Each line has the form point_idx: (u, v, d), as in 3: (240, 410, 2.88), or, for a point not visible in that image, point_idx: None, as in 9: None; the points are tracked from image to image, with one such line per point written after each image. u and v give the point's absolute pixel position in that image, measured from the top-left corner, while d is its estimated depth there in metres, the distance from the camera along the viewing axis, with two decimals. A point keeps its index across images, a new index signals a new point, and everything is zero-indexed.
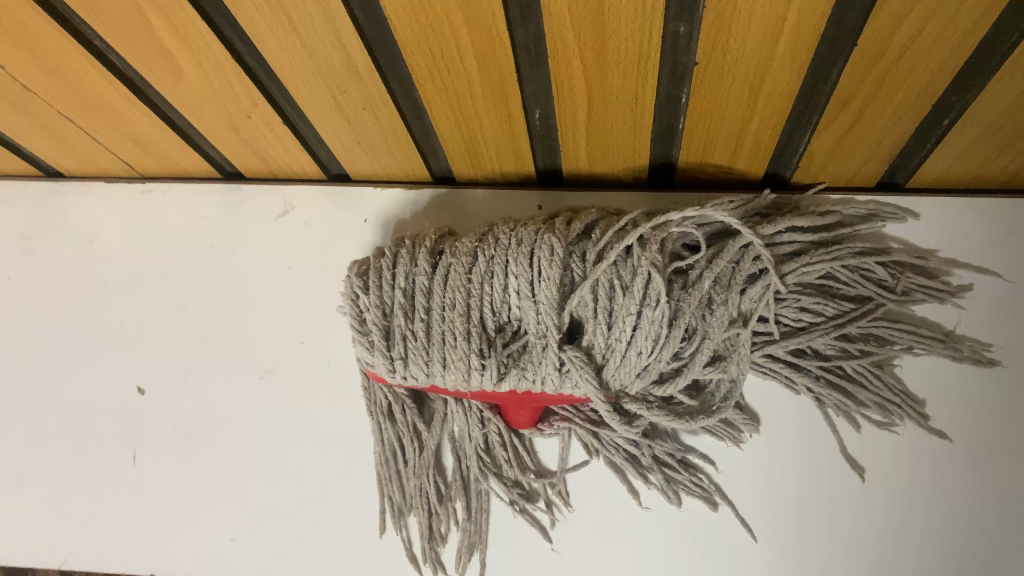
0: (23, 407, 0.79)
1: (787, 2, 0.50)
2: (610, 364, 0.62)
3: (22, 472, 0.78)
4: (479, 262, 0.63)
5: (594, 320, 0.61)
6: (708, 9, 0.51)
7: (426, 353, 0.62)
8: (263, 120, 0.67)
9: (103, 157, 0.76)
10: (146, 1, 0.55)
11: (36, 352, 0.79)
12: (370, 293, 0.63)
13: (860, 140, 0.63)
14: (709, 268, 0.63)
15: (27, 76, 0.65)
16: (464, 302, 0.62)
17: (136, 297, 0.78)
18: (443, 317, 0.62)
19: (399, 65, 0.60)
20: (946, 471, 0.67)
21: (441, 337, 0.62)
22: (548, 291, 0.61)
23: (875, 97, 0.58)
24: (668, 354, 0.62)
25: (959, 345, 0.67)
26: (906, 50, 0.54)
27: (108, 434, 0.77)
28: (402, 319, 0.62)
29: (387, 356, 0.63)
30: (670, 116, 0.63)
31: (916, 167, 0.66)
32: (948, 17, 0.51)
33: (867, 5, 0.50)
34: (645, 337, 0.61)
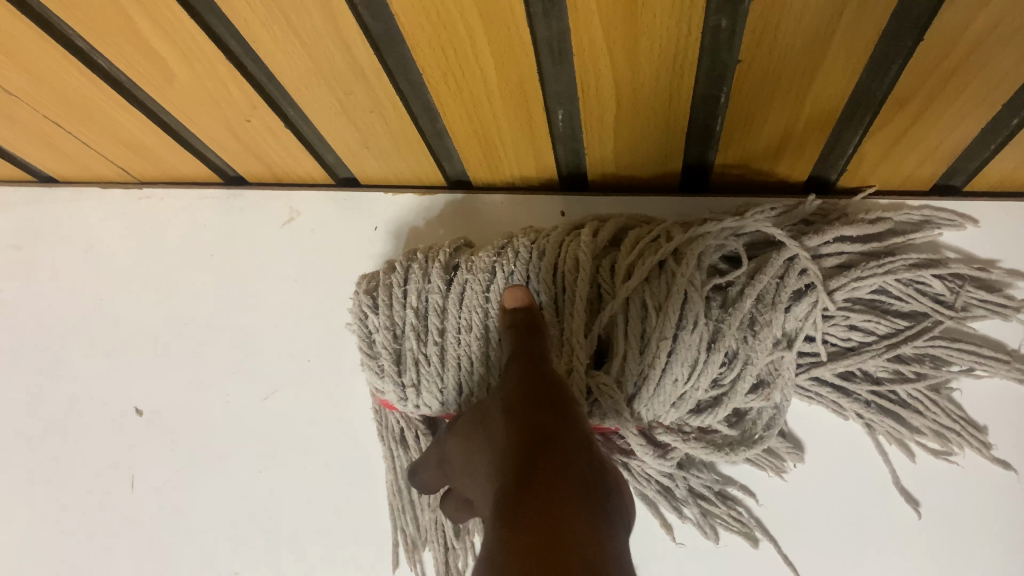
0: (17, 428, 0.75)
1: None
2: (643, 394, 0.56)
3: (24, 492, 0.75)
4: (498, 279, 0.57)
5: (625, 344, 0.56)
6: (756, 2, 0.45)
7: (441, 379, 0.58)
8: (263, 124, 0.62)
9: (97, 163, 0.71)
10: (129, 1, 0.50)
11: (29, 370, 0.75)
12: (382, 314, 0.59)
13: (917, 142, 0.57)
14: (752, 285, 0.57)
15: (9, 80, 0.60)
16: (480, 324, 0.57)
17: (133, 313, 0.74)
18: (460, 340, 0.57)
19: (408, 64, 0.54)
20: (1008, 503, 0.61)
21: (456, 362, 0.57)
22: (576, 310, 0.56)
23: (938, 95, 0.52)
24: (704, 383, 0.56)
25: None
26: (978, 45, 0.48)
27: (105, 457, 0.73)
28: (415, 343, 0.58)
29: (396, 382, 0.58)
30: (707, 117, 0.57)
31: (977, 169, 0.60)
32: None
33: None
34: (681, 363, 0.55)
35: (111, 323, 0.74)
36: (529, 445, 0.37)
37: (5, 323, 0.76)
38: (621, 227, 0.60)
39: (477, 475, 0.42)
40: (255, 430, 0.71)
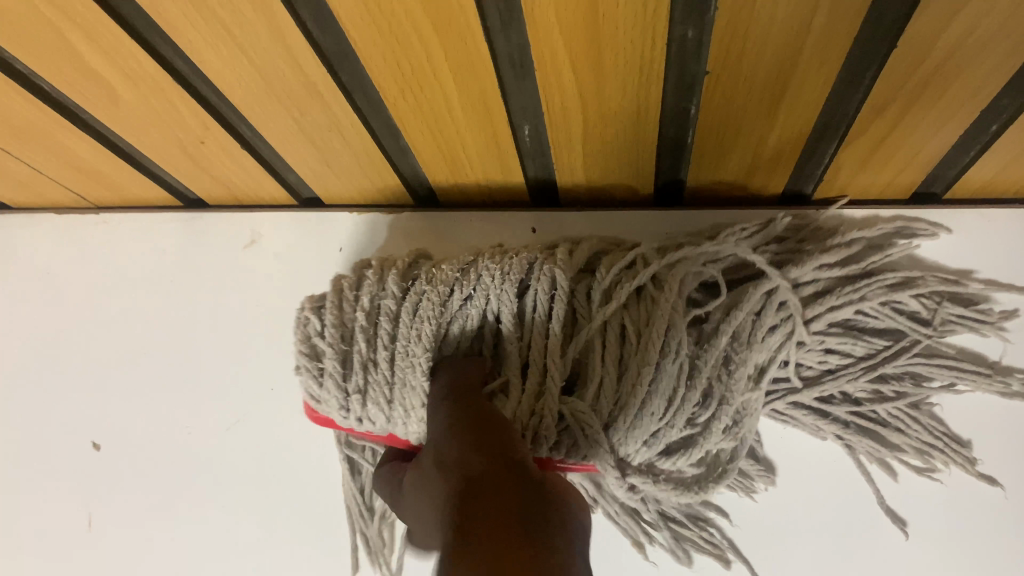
0: None
1: (815, 2, 0.42)
2: (618, 428, 0.53)
3: None
4: (457, 294, 0.55)
5: (601, 370, 0.53)
6: (721, 13, 0.44)
7: (387, 391, 0.54)
8: (218, 146, 0.60)
9: (48, 188, 0.68)
10: (67, 24, 0.48)
11: None
12: (332, 314, 0.55)
13: (895, 150, 0.56)
14: (730, 321, 0.56)
15: None
16: (431, 337, 0.54)
17: (90, 344, 0.71)
18: (411, 353, 0.54)
19: (365, 82, 0.52)
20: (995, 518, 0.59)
21: (405, 372, 0.54)
22: (553, 325, 0.54)
23: (915, 102, 0.51)
24: (679, 422, 0.54)
25: (1007, 378, 0.59)
26: (954, 51, 0.46)
27: (61, 493, 0.70)
28: (363, 349, 0.54)
29: (337, 385, 0.54)
30: (679, 130, 0.55)
31: (956, 176, 0.59)
32: (1006, 13, 0.43)
33: (907, 3, 0.42)
34: (660, 396, 0.53)
35: (66, 354, 0.71)
36: (490, 420, 0.45)
37: None
38: (591, 254, 0.58)
39: (428, 443, 0.47)
40: (215, 466, 0.68)
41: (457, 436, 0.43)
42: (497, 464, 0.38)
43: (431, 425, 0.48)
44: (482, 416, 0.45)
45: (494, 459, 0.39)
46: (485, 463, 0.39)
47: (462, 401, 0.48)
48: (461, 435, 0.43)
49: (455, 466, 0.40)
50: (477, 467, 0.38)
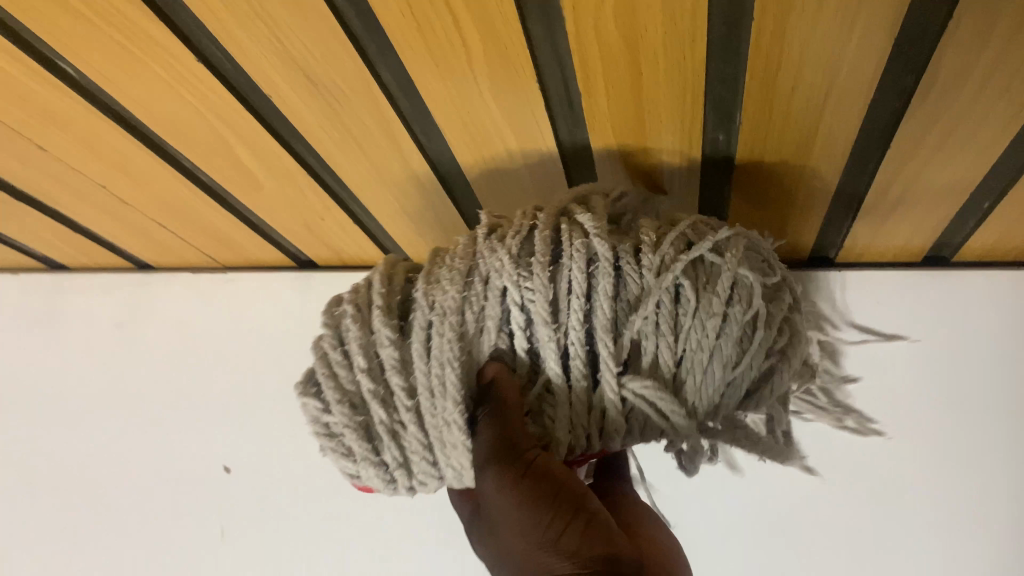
0: (129, 468, 0.90)
1: (817, 121, 0.53)
2: (689, 391, 0.51)
3: (138, 517, 0.90)
4: (470, 317, 0.52)
5: (661, 337, 0.50)
6: (744, 129, 0.54)
7: (428, 454, 0.52)
8: (334, 220, 0.73)
9: (187, 251, 0.82)
10: (238, 141, 0.60)
11: (134, 424, 0.90)
12: (341, 389, 0.52)
13: (903, 224, 0.66)
14: (733, 268, 0.51)
15: (122, 190, 0.69)
16: (458, 388, 0.50)
17: (220, 377, 0.87)
18: (441, 402, 0.51)
19: (456, 172, 0.64)
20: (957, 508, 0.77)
21: (442, 436, 0.51)
22: (602, 308, 0.50)
23: (912, 186, 0.60)
24: (722, 368, 0.50)
25: (846, 417, 0.77)
26: (933, 153, 0.56)
27: (204, 490, 0.88)
28: (383, 416, 0.51)
29: (376, 462, 0.53)
30: (716, 205, 0.66)
31: (961, 241, 0.68)
32: (970, 127, 0.52)
33: (890, 122, 0.53)
34: (729, 344, 0.50)
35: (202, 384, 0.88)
36: (558, 481, 0.48)
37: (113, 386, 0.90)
38: (563, 206, 0.54)
39: (490, 498, 0.49)
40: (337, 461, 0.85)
41: (538, 514, 0.46)
42: (596, 560, 0.44)
43: (486, 482, 0.49)
44: (542, 469, 0.48)
45: (596, 553, 0.44)
46: (587, 560, 0.44)
47: (511, 437, 0.49)
48: (541, 510, 0.46)
49: (554, 556, 0.45)
50: (580, 556, 0.44)
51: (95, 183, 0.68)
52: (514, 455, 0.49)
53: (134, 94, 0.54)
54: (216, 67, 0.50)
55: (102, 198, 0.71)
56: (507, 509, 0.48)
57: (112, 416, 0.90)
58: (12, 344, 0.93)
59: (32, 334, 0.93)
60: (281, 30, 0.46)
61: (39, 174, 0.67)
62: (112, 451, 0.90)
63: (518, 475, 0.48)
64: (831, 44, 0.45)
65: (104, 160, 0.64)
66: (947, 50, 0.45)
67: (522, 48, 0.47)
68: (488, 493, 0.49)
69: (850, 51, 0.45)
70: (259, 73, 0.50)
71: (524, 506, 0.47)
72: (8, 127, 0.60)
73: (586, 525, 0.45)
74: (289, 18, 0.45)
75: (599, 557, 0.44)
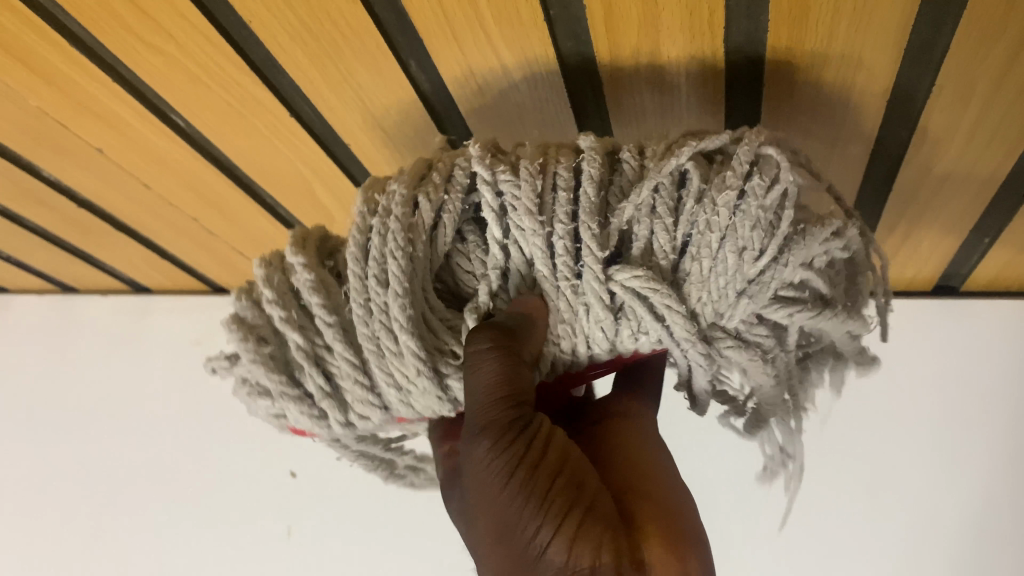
0: (200, 469, 1.00)
1: (824, 178, 0.61)
2: (694, 286, 0.44)
3: (206, 515, 1.00)
4: (421, 228, 0.45)
5: (659, 227, 0.44)
6: None
7: (365, 379, 0.46)
8: None
9: None
10: (320, 187, 0.69)
11: (206, 430, 1.00)
12: (257, 321, 0.46)
13: (910, 257, 0.75)
14: (768, 160, 0.44)
15: (211, 223, 0.79)
16: (400, 285, 0.44)
17: None
18: (382, 310, 0.44)
19: None
20: (960, 508, 0.86)
21: (380, 349, 0.45)
22: (587, 192, 0.44)
23: (916, 223, 0.68)
24: (735, 249, 0.43)
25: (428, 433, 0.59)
26: (929, 202, 0.64)
27: (268, 489, 0.98)
28: (303, 337, 0.46)
29: (297, 395, 0.46)
30: None
31: (967, 270, 0.77)
32: (957, 182, 0.60)
33: (887, 177, 0.61)
34: (745, 232, 0.43)
35: None
36: (556, 467, 0.43)
37: (189, 395, 1.01)
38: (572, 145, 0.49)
39: (478, 468, 0.44)
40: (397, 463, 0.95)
41: (524, 513, 0.42)
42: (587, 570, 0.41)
43: (474, 458, 0.44)
44: (543, 446, 0.44)
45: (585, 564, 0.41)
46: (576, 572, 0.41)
47: (512, 387, 0.43)
48: (531, 506, 0.42)
49: (545, 562, 0.41)
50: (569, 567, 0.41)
51: (189, 218, 0.78)
52: (509, 425, 0.43)
53: (233, 141, 0.62)
54: (307, 122, 0.59)
55: (195, 230, 0.81)
56: (499, 499, 0.43)
57: (188, 422, 1.01)
58: (103, 356, 1.05)
59: (122, 348, 1.04)
60: (365, 93, 0.54)
61: (141, 208, 0.77)
62: (186, 453, 1.00)
63: (511, 457, 0.43)
64: (834, 111, 0.52)
65: (202, 198, 0.74)
66: (934, 112, 0.52)
67: (551, 59, 0.49)
68: (475, 468, 0.44)
69: (849, 116, 0.53)
70: (344, 127, 0.59)
71: (517, 499, 0.42)
72: (120, 169, 0.69)
73: (580, 528, 0.42)
74: (372, 85, 0.53)
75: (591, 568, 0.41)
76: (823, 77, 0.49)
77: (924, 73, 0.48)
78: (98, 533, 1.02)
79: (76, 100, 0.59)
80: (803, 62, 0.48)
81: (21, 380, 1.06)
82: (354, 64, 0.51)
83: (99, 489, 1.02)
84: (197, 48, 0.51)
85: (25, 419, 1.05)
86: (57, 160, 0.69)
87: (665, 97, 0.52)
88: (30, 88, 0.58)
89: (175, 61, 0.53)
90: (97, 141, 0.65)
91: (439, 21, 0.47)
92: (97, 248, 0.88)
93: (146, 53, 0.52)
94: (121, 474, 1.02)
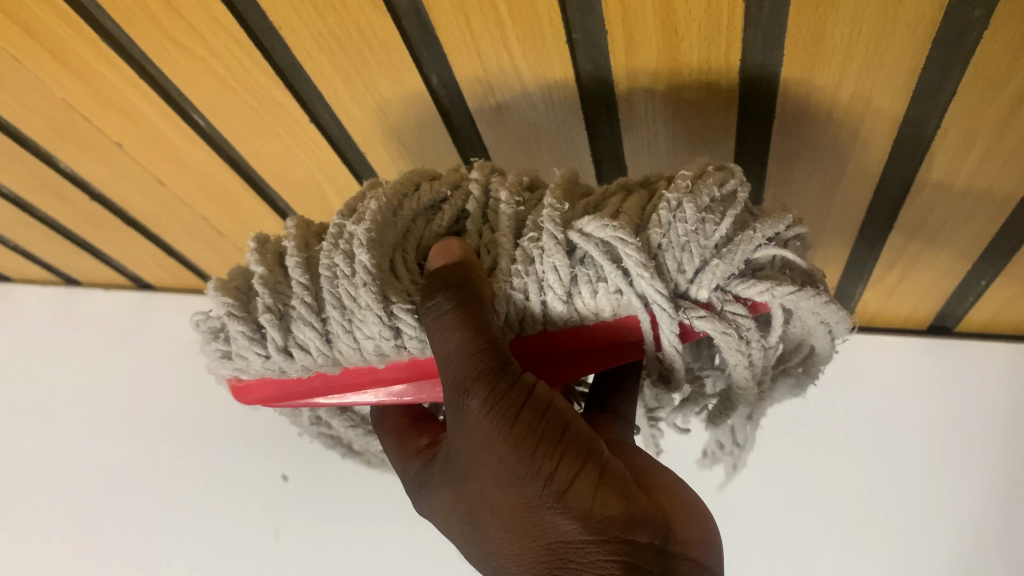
0: (193, 467, 1.00)
1: (828, 211, 0.62)
2: (657, 235, 0.43)
3: (195, 514, 1.00)
4: (413, 198, 0.47)
5: (618, 205, 0.45)
6: None
7: (313, 307, 0.44)
8: None
9: None
10: (333, 195, 0.70)
11: (201, 429, 1.01)
12: (243, 271, 0.47)
13: (906, 294, 0.76)
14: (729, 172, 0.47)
15: (221, 224, 0.80)
16: (373, 218, 0.44)
17: None
18: (348, 237, 0.44)
19: None
20: (949, 549, 0.86)
21: (334, 278, 0.44)
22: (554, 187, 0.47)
23: (914, 262, 0.69)
24: (696, 209, 0.43)
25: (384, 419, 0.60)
26: (929, 240, 0.65)
27: (261, 490, 0.99)
28: (271, 274, 0.45)
29: (245, 317, 0.45)
30: None
31: (962, 311, 0.79)
32: (956, 222, 0.62)
33: (888, 215, 0.62)
34: (700, 200, 0.44)
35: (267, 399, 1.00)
36: (559, 421, 0.42)
37: (187, 394, 1.02)
38: None
39: (473, 425, 0.42)
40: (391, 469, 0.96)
41: (536, 465, 0.41)
42: (614, 522, 0.40)
43: (465, 417, 0.42)
44: (540, 402, 0.42)
45: (612, 516, 0.40)
46: (604, 524, 0.40)
47: (494, 345, 0.42)
48: (543, 459, 0.41)
49: (565, 514, 0.40)
50: (594, 518, 0.40)
51: (201, 217, 0.79)
52: (500, 376, 0.41)
53: (251, 143, 0.64)
54: (325, 128, 0.60)
55: (204, 229, 0.82)
56: (501, 454, 0.41)
57: (184, 420, 1.01)
58: (101, 350, 1.05)
59: (122, 344, 1.05)
60: (386, 104, 0.56)
61: (153, 204, 0.78)
62: (181, 451, 1.01)
63: (511, 412, 0.41)
64: (842, 147, 0.54)
65: (215, 198, 0.75)
66: (938, 155, 0.53)
67: (569, 78, 0.50)
68: (469, 422, 0.42)
69: (855, 151, 0.54)
70: (362, 135, 0.60)
71: (523, 451, 0.41)
72: (137, 164, 0.70)
73: (598, 482, 0.41)
74: (393, 96, 0.55)
75: (617, 520, 0.40)
76: (832, 112, 0.50)
77: (931, 115, 0.50)
78: (85, 527, 1.02)
79: (101, 94, 0.60)
80: (815, 99, 0.49)
81: (17, 369, 1.07)
82: (378, 75, 0.53)
83: (88, 481, 1.02)
84: (227, 51, 0.53)
85: (20, 409, 1.05)
86: (77, 153, 0.70)
87: (677, 121, 0.54)
88: (57, 81, 0.60)
89: (203, 62, 0.54)
90: (117, 136, 0.66)
91: (464, 39, 0.48)
92: (105, 241, 0.89)
93: (175, 53, 0.54)
94: (112, 468, 1.02)
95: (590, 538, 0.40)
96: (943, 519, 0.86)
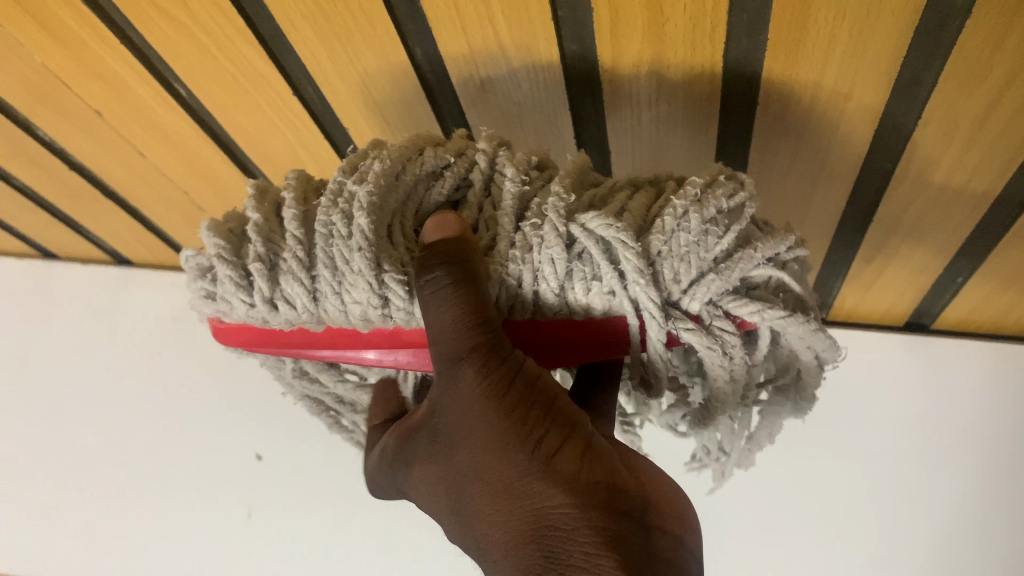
0: (166, 445, 1.00)
1: (809, 202, 0.62)
2: (658, 241, 0.43)
3: (167, 491, 0.99)
4: (416, 164, 0.48)
5: (623, 203, 0.45)
6: None
7: (304, 262, 0.44)
8: None
9: None
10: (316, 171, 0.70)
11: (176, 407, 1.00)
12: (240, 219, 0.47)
13: (884, 289, 0.77)
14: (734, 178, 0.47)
15: (201, 198, 0.79)
16: (375, 181, 0.45)
17: (261, 376, 0.99)
18: (347, 197, 0.45)
19: None
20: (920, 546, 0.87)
21: (328, 235, 0.44)
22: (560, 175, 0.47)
23: (893, 257, 0.69)
24: (700, 220, 0.44)
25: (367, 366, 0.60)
26: (909, 235, 0.65)
27: (234, 469, 0.98)
28: (266, 225, 0.46)
29: (234, 262, 0.45)
30: None
31: (939, 308, 0.79)
32: (935, 218, 0.62)
33: (869, 207, 0.62)
34: (705, 216, 0.44)
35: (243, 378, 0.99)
36: (548, 395, 0.42)
37: (163, 371, 1.01)
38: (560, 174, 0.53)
39: (463, 397, 0.42)
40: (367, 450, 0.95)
41: (524, 432, 0.41)
42: (599, 489, 0.39)
43: (454, 390, 0.43)
44: (530, 377, 0.42)
45: (597, 482, 0.40)
46: (590, 488, 0.39)
47: (488, 321, 0.42)
48: (532, 427, 0.41)
49: (551, 482, 0.39)
50: (580, 484, 0.39)
51: (181, 191, 0.79)
52: (492, 348, 0.42)
53: (233, 115, 0.63)
54: (307, 102, 0.60)
55: (185, 204, 0.81)
56: (490, 424, 0.41)
57: (158, 397, 1.01)
58: (75, 325, 1.04)
59: (97, 319, 1.04)
60: (370, 77, 0.55)
61: (133, 175, 0.77)
62: (154, 428, 1.00)
63: (502, 381, 0.41)
64: (824, 137, 0.54)
65: (195, 171, 0.74)
66: (919, 146, 0.54)
67: (554, 57, 0.50)
68: (459, 394, 0.42)
69: (836, 141, 0.54)
70: (344, 108, 0.60)
71: (512, 419, 0.41)
72: (118, 134, 0.70)
73: (584, 454, 0.41)
74: (377, 69, 0.54)
75: (602, 488, 0.39)
76: (814, 101, 0.51)
77: (912, 106, 0.50)
78: (56, 502, 1.01)
79: (81, 59, 0.60)
80: (798, 86, 0.49)
81: None
82: (363, 48, 0.52)
83: (60, 456, 1.01)
84: (210, 19, 0.52)
85: None
86: (56, 120, 0.69)
87: (661, 106, 0.54)
88: (37, 44, 0.59)
89: (185, 29, 0.53)
90: (98, 104, 0.65)
91: (450, 13, 0.48)
92: (83, 214, 0.88)
93: (158, 19, 0.53)
94: (84, 443, 1.01)
95: (575, 506, 0.39)
96: (915, 515, 0.87)
